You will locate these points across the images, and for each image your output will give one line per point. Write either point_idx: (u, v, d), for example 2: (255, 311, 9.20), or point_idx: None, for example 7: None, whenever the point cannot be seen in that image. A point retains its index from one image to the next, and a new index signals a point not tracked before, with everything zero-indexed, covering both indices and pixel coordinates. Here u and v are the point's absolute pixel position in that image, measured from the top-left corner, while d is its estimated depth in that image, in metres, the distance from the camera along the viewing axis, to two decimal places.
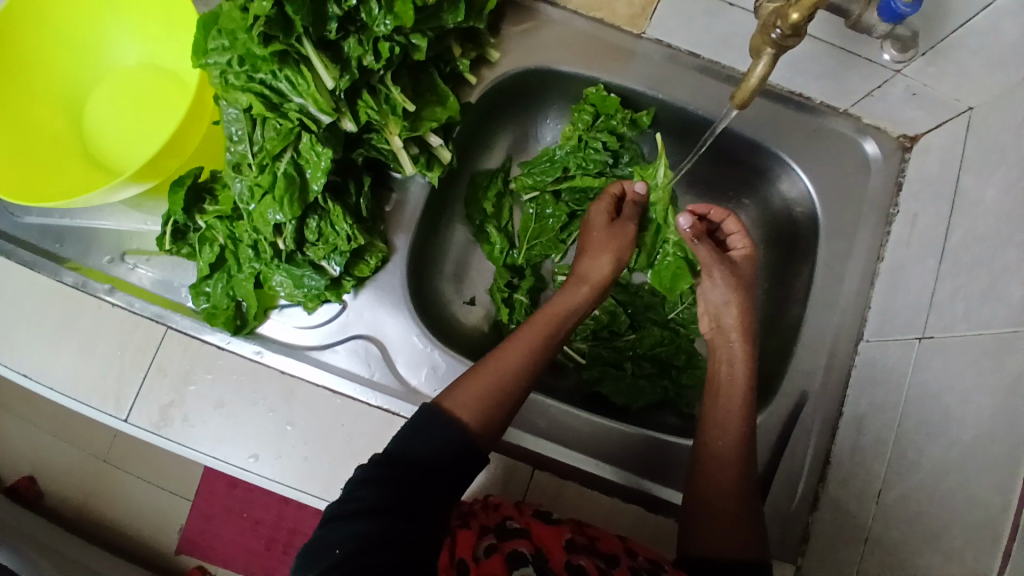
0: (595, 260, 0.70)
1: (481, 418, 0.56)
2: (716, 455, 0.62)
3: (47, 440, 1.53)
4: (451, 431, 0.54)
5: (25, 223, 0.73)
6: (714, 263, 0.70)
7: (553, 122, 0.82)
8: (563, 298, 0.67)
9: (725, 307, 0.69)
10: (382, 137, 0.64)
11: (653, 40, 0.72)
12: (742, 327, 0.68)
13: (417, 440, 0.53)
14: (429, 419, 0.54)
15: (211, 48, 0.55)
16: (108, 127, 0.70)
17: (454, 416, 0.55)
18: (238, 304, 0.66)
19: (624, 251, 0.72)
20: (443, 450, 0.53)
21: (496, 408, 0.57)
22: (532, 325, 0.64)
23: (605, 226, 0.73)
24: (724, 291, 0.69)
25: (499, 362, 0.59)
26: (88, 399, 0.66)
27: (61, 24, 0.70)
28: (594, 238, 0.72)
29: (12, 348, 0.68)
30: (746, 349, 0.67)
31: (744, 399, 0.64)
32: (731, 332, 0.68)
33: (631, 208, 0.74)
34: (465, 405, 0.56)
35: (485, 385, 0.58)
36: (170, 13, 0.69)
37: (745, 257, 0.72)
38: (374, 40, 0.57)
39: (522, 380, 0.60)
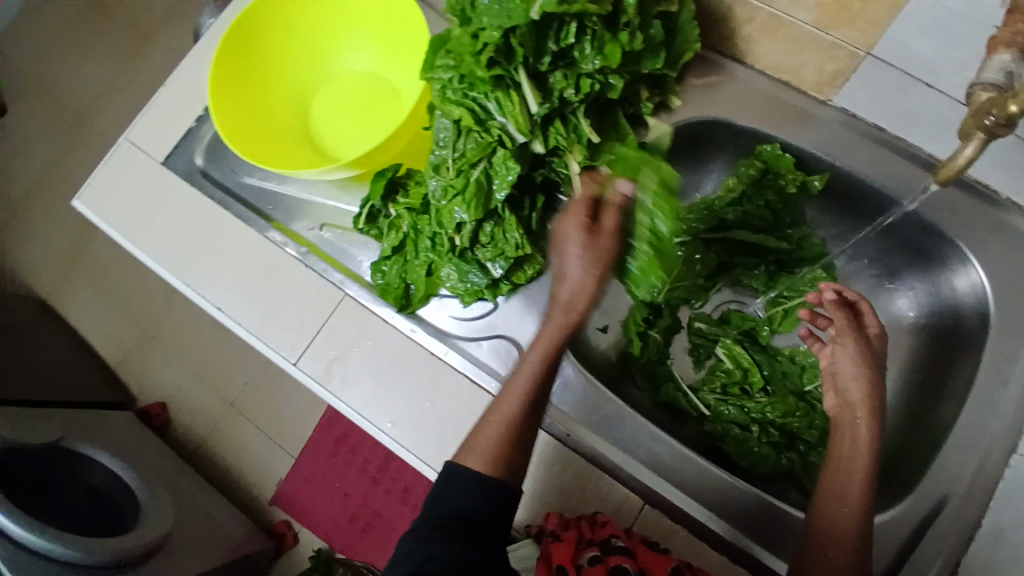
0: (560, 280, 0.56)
1: (491, 463, 0.57)
2: (831, 521, 0.59)
3: (189, 376, 1.75)
4: (467, 478, 0.56)
5: (246, 182, 0.86)
6: (848, 331, 0.67)
7: (716, 174, 0.84)
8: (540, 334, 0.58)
9: (853, 381, 0.65)
10: (563, 162, 0.69)
11: (839, 109, 0.73)
12: (870, 407, 0.63)
13: (451, 492, 0.56)
14: (449, 484, 0.57)
15: (439, 65, 0.64)
16: (330, 119, 0.83)
17: (466, 469, 0.57)
18: (407, 287, 0.73)
19: (607, 272, 0.56)
20: (485, 504, 0.56)
21: (507, 449, 0.57)
22: (535, 345, 0.58)
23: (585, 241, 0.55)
24: (851, 357, 0.66)
25: (494, 416, 0.58)
26: (268, 340, 0.77)
27: (311, 31, 0.83)
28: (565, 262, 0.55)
29: (217, 287, 0.81)
30: (873, 427, 0.62)
31: (865, 477, 0.60)
32: (857, 409, 0.64)
33: (613, 216, 0.56)
34: (474, 456, 0.57)
35: (491, 434, 0.58)
36: (399, 30, 0.80)
37: (878, 337, 0.68)
38: (578, 76, 0.63)
39: (526, 418, 0.59)
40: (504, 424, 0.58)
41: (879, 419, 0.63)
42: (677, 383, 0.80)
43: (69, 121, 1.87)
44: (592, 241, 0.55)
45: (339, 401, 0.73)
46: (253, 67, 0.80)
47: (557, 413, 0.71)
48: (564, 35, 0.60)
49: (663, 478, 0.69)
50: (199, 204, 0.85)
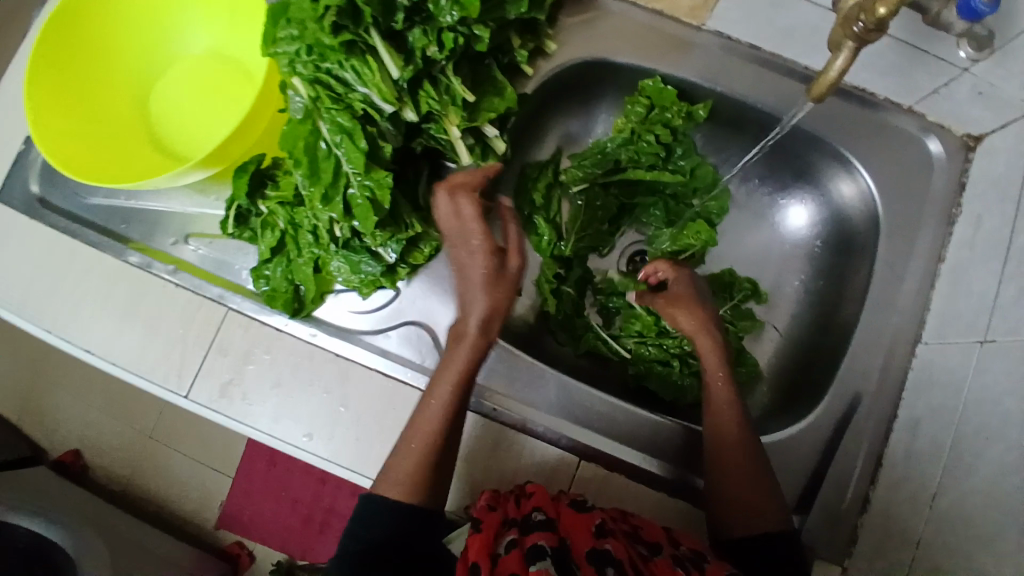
0: (472, 310, 0.62)
1: (411, 489, 0.57)
2: (721, 426, 0.64)
3: (97, 415, 1.60)
4: (389, 506, 0.56)
5: (92, 204, 0.76)
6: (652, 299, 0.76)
7: (605, 115, 0.81)
8: (455, 355, 0.62)
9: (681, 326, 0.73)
10: (441, 127, 0.64)
11: (714, 32, 0.71)
12: (702, 328, 0.71)
13: (361, 524, 0.56)
14: (368, 511, 0.56)
15: (280, 37, 0.56)
16: (177, 112, 0.73)
17: (386, 497, 0.57)
18: (297, 288, 0.68)
19: (508, 299, 0.63)
20: (393, 523, 0.56)
21: (428, 476, 0.58)
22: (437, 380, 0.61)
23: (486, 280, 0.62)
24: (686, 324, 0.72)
25: (420, 430, 0.59)
26: (151, 374, 0.69)
27: (132, 15, 0.72)
28: (471, 277, 0.62)
29: (82, 324, 0.71)
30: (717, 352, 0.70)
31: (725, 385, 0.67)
32: (696, 336, 0.72)
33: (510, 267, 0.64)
34: (394, 486, 0.57)
35: (414, 460, 0.58)
36: (235, 3, 0.71)
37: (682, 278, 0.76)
38: (439, 31, 0.57)
39: (445, 440, 0.59)
40: (427, 447, 0.58)
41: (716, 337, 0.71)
42: (597, 331, 0.79)
43: None
44: (496, 278, 0.62)
45: (246, 424, 0.67)
46: (74, 66, 0.69)
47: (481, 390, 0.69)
48: None
49: (598, 431, 0.69)
50: (42, 234, 0.74)
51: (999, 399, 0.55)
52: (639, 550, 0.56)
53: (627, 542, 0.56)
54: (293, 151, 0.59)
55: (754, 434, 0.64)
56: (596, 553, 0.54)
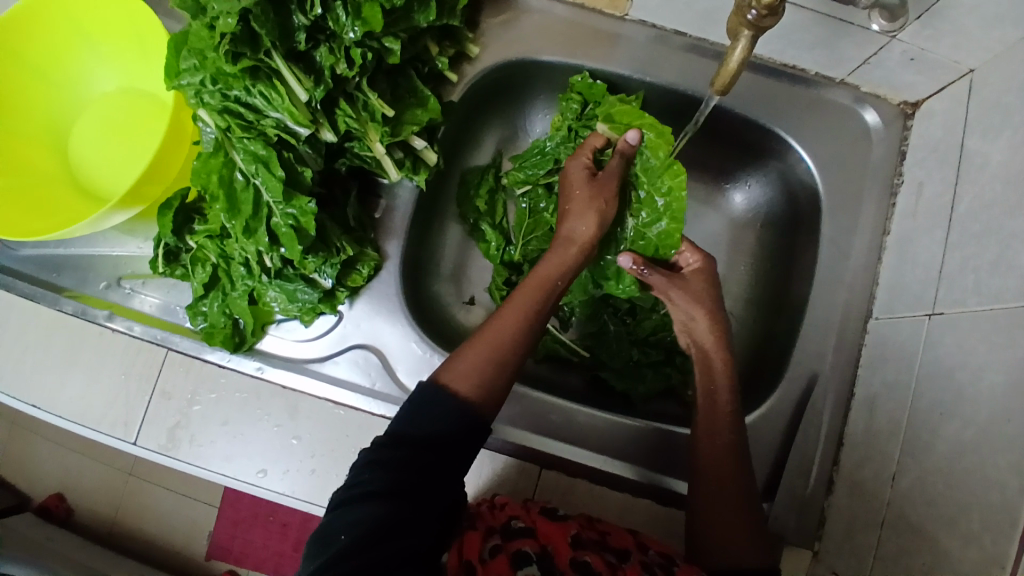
0: (581, 218, 0.63)
1: (478, 389, 0.54)
2: (710, 433, 0.61)
3: (73, 458, 1.56)
4: (457, 405, 0.53)
5: (23, 256, 0.73)
6: (671, 285, 0.65)
7: (541, 113, 0.80)
8: (550, 259, 0.62)
9: (693, 324, 0.65)
10: (364, 145, 0.62)
11: (638, 22, 0.70)
12: (719, 342, 0.64)
13: (421, 417, 0.52)
14: (429, 395, 0.53)
15: (182, 69, 0.54)
16: (93, 152, 0.70)
17: (452, 392, 0.53)
18: (235, 322, 0.66)
19: (610, 204, 0.64)
20: (449, 425, 0.52)
21: (497, 375, 0.55)
22: (522, 290, 0.60)
23: (587, 180, 0.65)
24: (687, 309, 0.65)
25: (495, 327, 0.57)
26: (97, 425, 0.67)
27: (35, 59, 0.69)
28: (576, 194, 0.64)
29: (20, 378, 0.69)
30: (726, 364, 0.64)
31: (731, 405, 0.62)
32: (709, 350, 0.65)
33: (617, 161, 0.65)
34: (461, 379, 0.54)
35: (484, 355, 0.55)
36: (138, 34, 0.68)
37: (700, 271, 0.67)
38: (345, 48, 0.56)
39: (520, 345, 0.57)
40: (499, 346, 0.56)
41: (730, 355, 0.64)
42: (554, 334, 0.77)
43: None
44: (593, 193, 0.64)
45: (197, 466, 0.65)
46: None
47: None
48: (310, 6, 0.52)
49: (558, 438, 0.68)
50: None
51: (951, 372, 0.54)
52: (610, 559, 0.55)
53: (599, 552, 0.56)
54: (207, 186, 0.57)
55: (745, 449, 0.61)
56: (576, 565, 0.54)
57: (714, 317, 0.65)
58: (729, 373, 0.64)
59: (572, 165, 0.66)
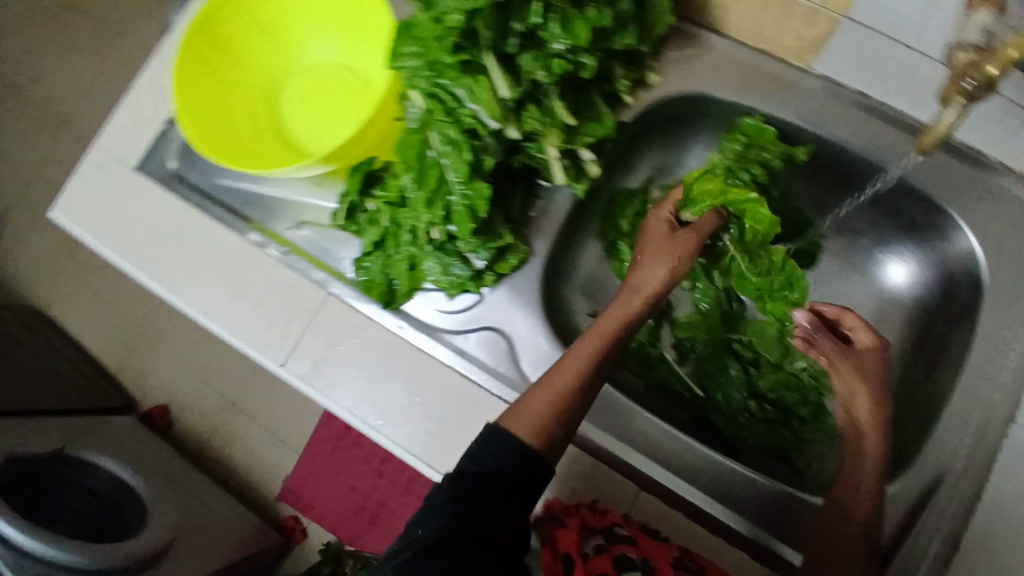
0: (650, 269, 0.66)
1: (541, 434, 0.56)
2: (841, 500, 0.61)
3: (188, 377, 1.74)
4: (518, 449, 0.55)
5: (222, 183, 0.83)
6: (837, 356, 0.63)
7: (700, 149, 0.82)
8: (616, 307, 0.64)
9: (852, 402, 0.62)
10: (540, 147, 0.67)
11: (821, 76, 0.71)
12: (879, 427, 0.61)
13: (490, 451, 0.55)
14: (495, 435, 0.55)
15: (405, 53, 0.61)
16: (305, 112, 0.81)
17: (517, 436, 0.55)
18: (391, 282, 0.73)
19: (684, 260, 0.66)
20: (512, 462, 0.54)
21: (557, 420, 0.57)
22: (586, 338, 0.61)
23: (664, 235, 0.68)
24: (848, 384, 0.63)
25: (561, 374, 0.59)
26: (254, 343, 0.76)
27: (274, 24, 0.80)
28: (651, 245, 0.68)
29: (201, 288, 0.80)
30: (879, 445, 0.61)
31: (876, 482, 0.61)
32: (864, 430, 0.61)
33: (703, 222, 0.69)
34: (525, 424, 0.56)
35: (547, 401, 0.57)
36: (363, 17, 0.77)
37: (872, 350, 0.64)
38: (548, 56, 0.61)
39: (585, 388, 0.59)
40: (563, 392, 0.58)
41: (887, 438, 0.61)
42: (670, 365, 0.79)
43: (47, 133, 1.88)
44: (669, 244, 0.67)
45: (330, 400, 0.73)
46: (222, 64, 0.78)
47: None
48: (529, 15, 0.59)
49: (661, 464, 0.68)
50: (174, 206, 0.83)
51: None
52: None
53: None
54: (404, 157, 0.65)
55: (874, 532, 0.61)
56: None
57: (875, 397, 0.62)
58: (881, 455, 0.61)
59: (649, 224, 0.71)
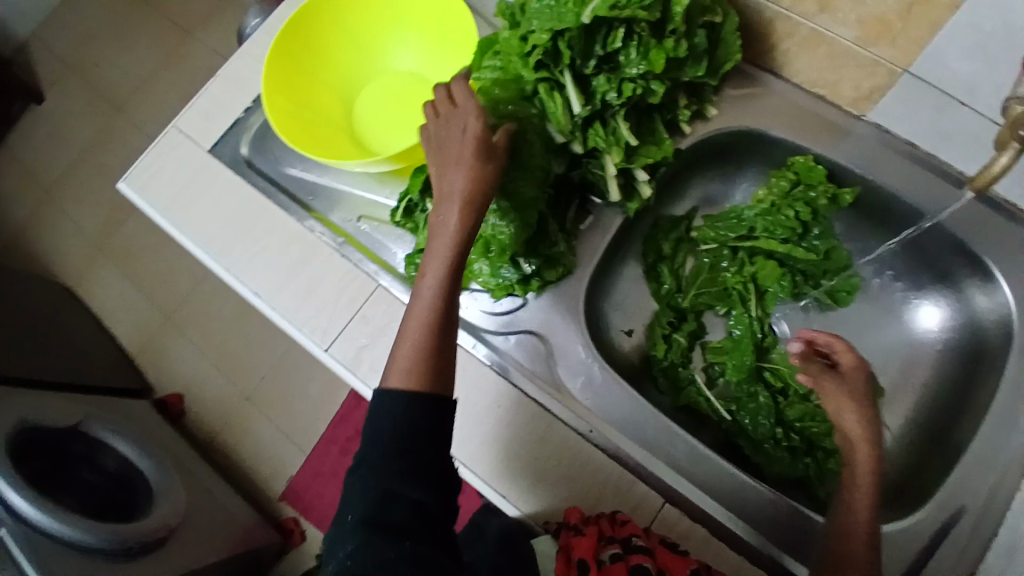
0: (450, 208, 0.60)
1: (413, 381, 0.57)
2: (851, 518, 0.62)
3: (207, 367, 1.77)
4: (393, 401, 0.56)
5: (288, 174, 0.88)
6: (823, 378, 0.70)
7: (747, 184, 0.85)
8: (441, 227, 0.60)
9: (842, 418, 0.68)
10: (600, 163, 0.71)
11: (873, 124, 0.74)
12: (868, 440, 0.66)
13: (386, 420, 0.56)
14: (381, 405, 0.56)
15: (486, 67, 0.66)
16: (376, 113, 0.85)
17: (397, 389, 0.57)
18: (439, 280, 0.75)
19: (489, 179, 0.60)
20: (399, 423, 0.55)
21: (434, 359, 0.59)
22: (428, 260, 0.61)
23: (474, 145, 0.60)
24: (838, 403, 0.69)
25: (418, 307, 0.61)
26: (301, 326, 0.79)
27: (361, 30, 0.86)
28: (455, 146, 0.61)
29: (255, 270, 0.83)
30: (874, 463, 0.65)
31: (870, 494, 0.63)
32: (856, 444, 0.67)
33: (501, 136, 0.62)
34: (398, 373, 0.58)
35: (416, 349, 0.59)
36: (446, 34, 0.83)
37: (858, 370, 0.70)
38: (621, 80, 0.65)
39: (443, 326, 0.60)
40: (426, 333, 0.59)
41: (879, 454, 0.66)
42: (699, 386, 0.80)
43: (101, 120, 1.96)
44: (478, 156, 0.60)
45: (369, 388, 0.75)
46: (307, 60, 0.83)
47: (583, 410, 0.72)
48: (610, 40, 0.62)
49: (687, 477, 0.70)
50: (238, 190, 0.87)
51: None
52: None
53: None
54: None
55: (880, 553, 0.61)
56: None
57: (863, 416, 0.68)
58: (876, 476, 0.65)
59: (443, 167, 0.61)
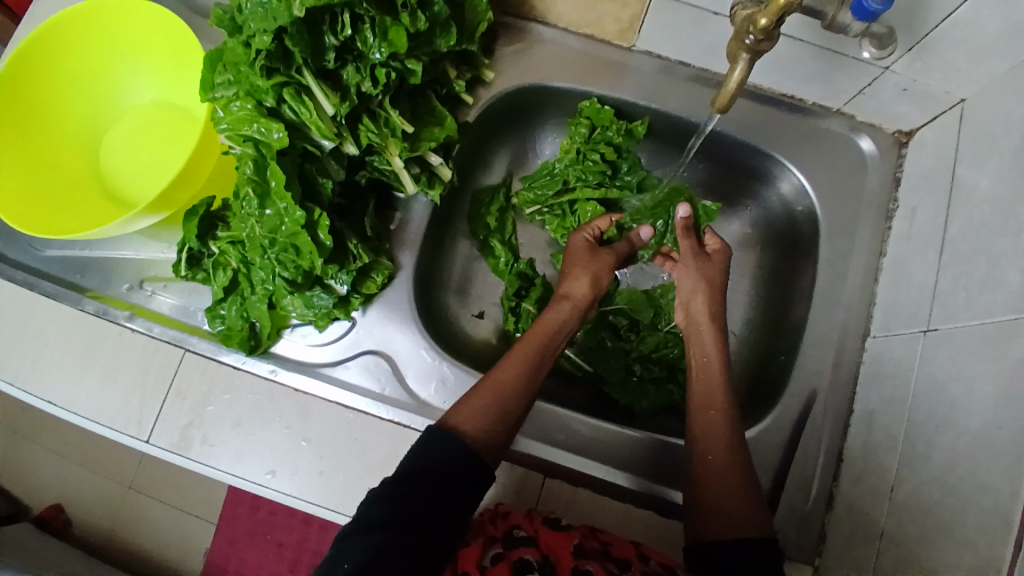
0: (576, 279, 0.70)
1: (484, 434, 0.54)
2: (712, 427, 0.62)
3: (73, 469, 1.55)
4: (461, 441, 0.52)
5: (48, 255, 0.76)
6: (689, 256, 0.75)
7: (551, 137, 0.83)
8: (549, 315, 0.67)
9: (693, 296, 0.72)
10: (384, 159, 0.66)
11: (645, 52, 0.74)
12: (710, 317, 0.70)
13: (428, 451, 0.52)
14: (440, 433, 0.53)
15: (218, 82, 0.58)
16: (124, 160, 0.73)
17: (462, 429, 0.54)
18: (252, 325, 0.68)
19: (604, 274, 0.72)
20: (458, 454, 0.51)
21: (502, 418, 0.56)
22: (524, 339, 0.64)
23: (588, 252, 0.74)
24: (693, 279, 0.73)
25: (505, 371, 0.59)
26: (112, 422, 0.68)
27: (78, 71, 0.73)
28: (578, 259, 0.73)
29: (37, 375, 0.71)
30: (717, 337, 0.69)
31: (723, 381, 0.65)
32: (701, 321, 0.70)
33: (625, 244, 0.76)
34: (469, 418, 0.55)
35: (489, 400, 0.57)
36: (178, 53, 0.72)
37: (719, 251, 0.76)
38: (371, 67, 0.60)
39: (524, 392, 0.59)
40: (504, 390, 0.58)
41: (722, 328, 0.70)
42: None
43: None
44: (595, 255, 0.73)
45: (208, 464, 0.66)
46: (19, 122, 0.70)
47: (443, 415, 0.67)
48: (340, 27, 0.56)
49: (565, 449, 0.69)
50: None
51: (945, 385, 0.56)
52: (611, 569, 0.55)
53: (601, 562, 0.56)
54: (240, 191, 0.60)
55: (739, 436, 0.62)
56: (577, 573, 0.55)
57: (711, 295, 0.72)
58: (721, 347, 0.68)
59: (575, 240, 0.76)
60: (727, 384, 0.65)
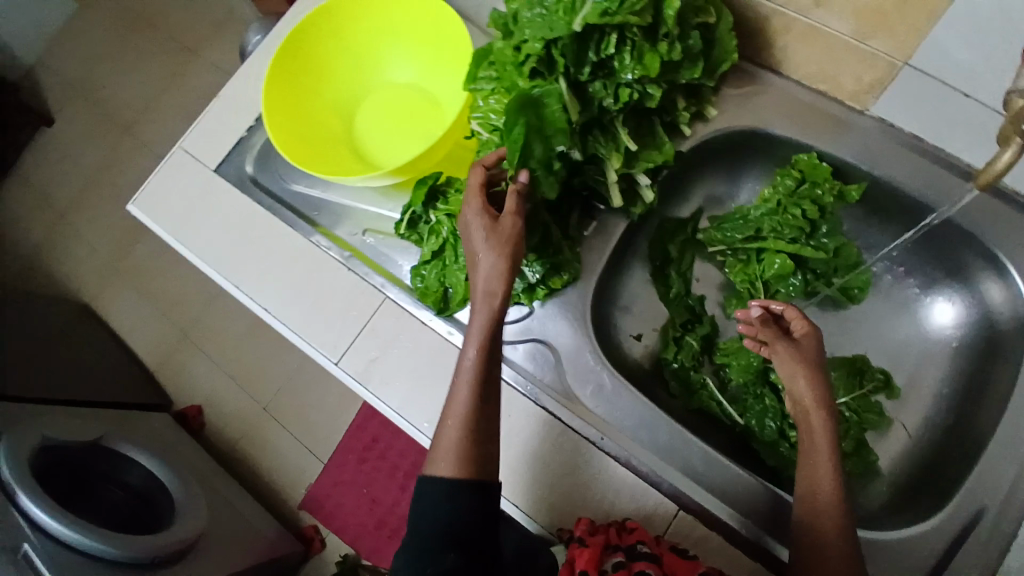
0: (486, 267, 0.61)
1: (461, 473, 0.57)
2: (814, 503, 0.60)
3: (224, 379, 1.77)
4: (446, 497, 0.55)
5: (291, 189, 0.88)
6: (778, 342, 0.69)
7: (752, 183, 0.85)
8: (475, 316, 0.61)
9: (793, 382, 0.66)
10: (601, 169, 0.71)
11: (876, 118, 0.73)
12: (821, 404, 0.64)
13: (428, 515, 0.55)
14: (424, 502, 0.56)
15: (482, 77, 0.67)
16: (376, 128, 0.86)
17: (437, 481, 0.56)
18: (446, 290, 0.75)
19: (505, 249, 0.61)
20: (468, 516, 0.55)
21: (471, 449, 0.58)
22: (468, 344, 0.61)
23: (486, 227, 0.61)
24: (789, 366, 0.67)
25: (448, 418, 0.59)
26: (311, 340, 0.80)
27: (356, 48, 0.86)
28: (476, 241, 0.62)
29: (263, 286, 0.84)
30: (829, 424, 0.63)
31: (832, 462, 0.61)
32: (809, 406, 0.65)
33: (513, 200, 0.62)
34: (442, 466, 0.57)
35: (454, 442, 0.58)
36: (442, 45, 0.83)
37: (810, 334, 0.69)
38: (617, 85, 0.65)
39: (484, 414, 0.60)
40: (464, 428, 0.58)
41: (832, 413, 0.64)
42: (712, 390, 0.78)
43: (111, 136, 1.97)
44: (493, 226, 0.61)
45: (380, 399, 0.75)
46: (304, 81, 0.84)
47: (592, 418, 0.71)
48: (604, 46, 0.63)
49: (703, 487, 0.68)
50: (247, 206, 0.88)
51: None
52: None
53: None
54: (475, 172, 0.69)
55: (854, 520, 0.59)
56: None
57: (814, 379, 0.66)
58: (831, 433, 0.63)
59: (463, 222, 0.63)
60: (838, 470, 0.61)
